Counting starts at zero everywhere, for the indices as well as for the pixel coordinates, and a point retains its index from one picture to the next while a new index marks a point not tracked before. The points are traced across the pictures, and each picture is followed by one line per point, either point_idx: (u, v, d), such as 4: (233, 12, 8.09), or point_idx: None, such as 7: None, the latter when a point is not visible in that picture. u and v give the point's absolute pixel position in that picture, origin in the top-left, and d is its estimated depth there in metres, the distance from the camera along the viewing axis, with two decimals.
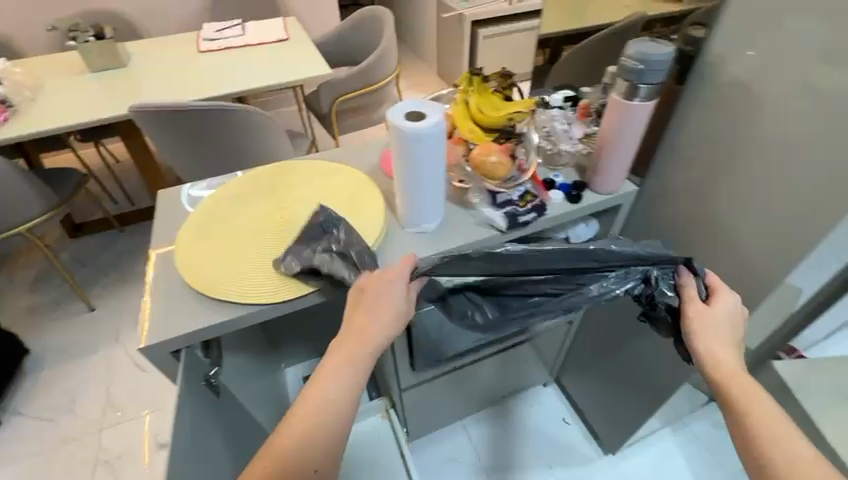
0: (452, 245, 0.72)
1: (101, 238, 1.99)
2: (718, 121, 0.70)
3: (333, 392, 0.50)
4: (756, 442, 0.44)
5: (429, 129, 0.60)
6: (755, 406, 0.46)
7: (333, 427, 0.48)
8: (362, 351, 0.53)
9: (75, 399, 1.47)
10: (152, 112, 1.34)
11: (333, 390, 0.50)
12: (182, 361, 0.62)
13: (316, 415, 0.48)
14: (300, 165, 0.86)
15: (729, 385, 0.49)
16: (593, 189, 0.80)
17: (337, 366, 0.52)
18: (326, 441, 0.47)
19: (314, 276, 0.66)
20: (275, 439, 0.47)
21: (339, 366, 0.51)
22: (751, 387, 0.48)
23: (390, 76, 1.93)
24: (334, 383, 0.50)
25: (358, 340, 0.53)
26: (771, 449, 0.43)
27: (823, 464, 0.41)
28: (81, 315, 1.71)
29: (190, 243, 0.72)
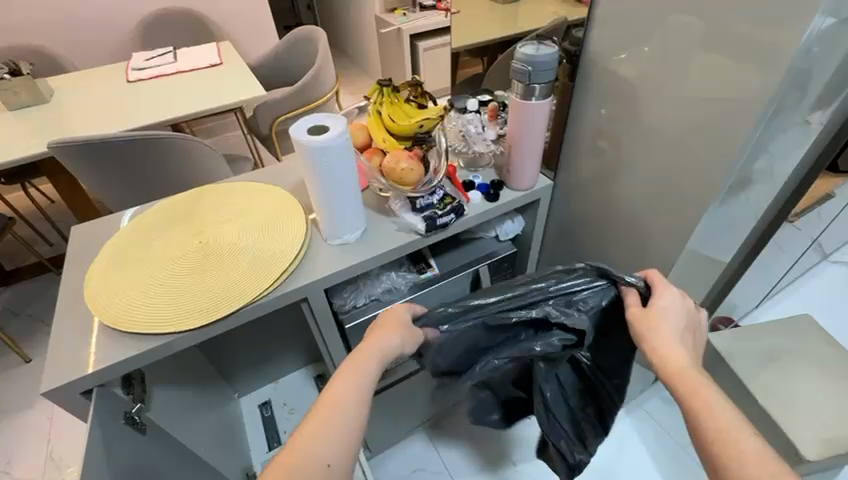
0: (372, 253, 0.73)
1: (35, 284, 1.87)
2: (612, 111, 0.77)
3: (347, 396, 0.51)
4: (708, 442, 0.44)
5: (332, 141, 0.61)
6: (700, 401, 0.46)
7: (345, 425, 0.49)
8: (370, 358, 0.55)
9: (11, 459, 1.36)
10: (75, 147, 1.29)
11: (346, 390, 0.51)
12: (94, 401, 0.60)
13: (322, 437, 0.47)
14: (219, 189, 0.85)
15: (680, 387, 0.49)
16: (510, 187, 0.84)
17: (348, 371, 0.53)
18: (339, 438, 0.48)
19: (229, 299, 0.65)
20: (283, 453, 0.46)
21: (358, 367, 0.54)
22: (697, 383, 0.48)
23: (329, 94, 1.95)
24: (345, 384, 0.51)
25: (365, 349, 0.56)
26: (718, 447, 0.43)
27: (763, 444, 0.42)
28: (15, 368, 1.59)
29: (101, 278, 0.69)
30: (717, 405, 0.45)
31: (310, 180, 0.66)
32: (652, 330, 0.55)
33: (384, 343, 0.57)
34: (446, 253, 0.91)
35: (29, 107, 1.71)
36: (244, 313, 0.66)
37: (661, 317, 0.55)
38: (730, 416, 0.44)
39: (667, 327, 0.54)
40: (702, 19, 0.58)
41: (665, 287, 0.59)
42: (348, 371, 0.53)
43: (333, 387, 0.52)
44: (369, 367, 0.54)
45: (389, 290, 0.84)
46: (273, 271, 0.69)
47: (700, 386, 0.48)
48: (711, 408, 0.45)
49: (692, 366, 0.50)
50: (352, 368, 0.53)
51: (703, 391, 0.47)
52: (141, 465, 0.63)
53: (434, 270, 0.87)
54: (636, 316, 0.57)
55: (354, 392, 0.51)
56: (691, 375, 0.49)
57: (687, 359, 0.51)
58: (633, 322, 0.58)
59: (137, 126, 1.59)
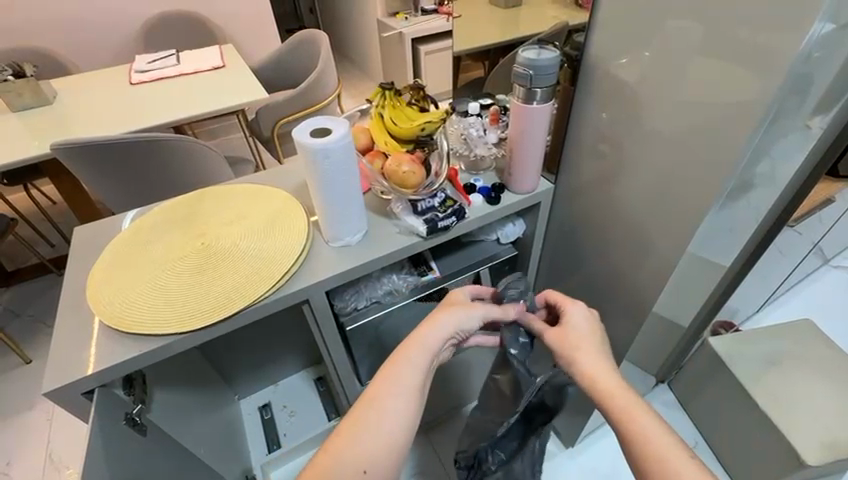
0: (374, 255, 0.73)
1: (35, 285, 1.87)
2: (613, 114, 0.78)
3: (408, 376, 0.56)
4: (646, 457, 0.46)
5: (335, 143, 0.62)
6: (635, 421, 0.49)
7: (395, 426, 0.52)
8: (423, 357, 0.58)
9: (10, 460, 1.36)
10: (78, 149, 1.30)
11: (400, 390, 0.54)
12: (96, 401, 0.60)
13: (371, 432, 0.51)
14: (220, 191, 0.85)
15: (611, 406, 0.51)
16: (511, 190, 0.84)
17: (408, 354, 0.58)
18: (385, 439, 0.51)
19: (232, 299, 0.66)
20: (333, 443, 0.51)
21: (419, 350, 0.58)
22: (628, 403, 0.50)
23: (331, 97, 1.95)
24: (401, 383, 0.55)
25: (419, 347, 0.58)
26: (657, 464, 0.45)
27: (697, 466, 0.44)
28: (15, 369, 1.59)
29: (103, 280, 0.70)
30: (644, 423, 0.48)
31: (313, 182, 0.67)
32: (574, 349, 0.58)
33: (445, 329, 0.61)
34: (447, 255, 0.91)
35: (32, 108, 1.72)
36: (245, 314, 0.66)
37: (574, 335, 0.60)
38: (662, 437, 0.47)
39: (584, 346, 0.58)
40: (702, 24, 0.59)
41: (569, 303, 0.65)
42: (407, 354, 0.58)
43: (395, 364, 0.57)
44: (429, 351, 0.58)
45: (390, 291, 0.84)
46: (274, 272, 0.69)
47: (632, 405, 0.50)
48: (644, 431, 0.48)
49: (622, 384, 0.53)
50: (413, 350, 0.58)
51: (634, 411, 0.49)
52: (141, 466, 0.63)
53: (435, 272, 0.87)
54: (555, 336, 0.61)
55: (413, 372, 0.56)
56: (613, 390, 0.52)
57: (614, 377, 0.54)
58: (554, 342, 0.61)
59: (140, 127, 1.59)
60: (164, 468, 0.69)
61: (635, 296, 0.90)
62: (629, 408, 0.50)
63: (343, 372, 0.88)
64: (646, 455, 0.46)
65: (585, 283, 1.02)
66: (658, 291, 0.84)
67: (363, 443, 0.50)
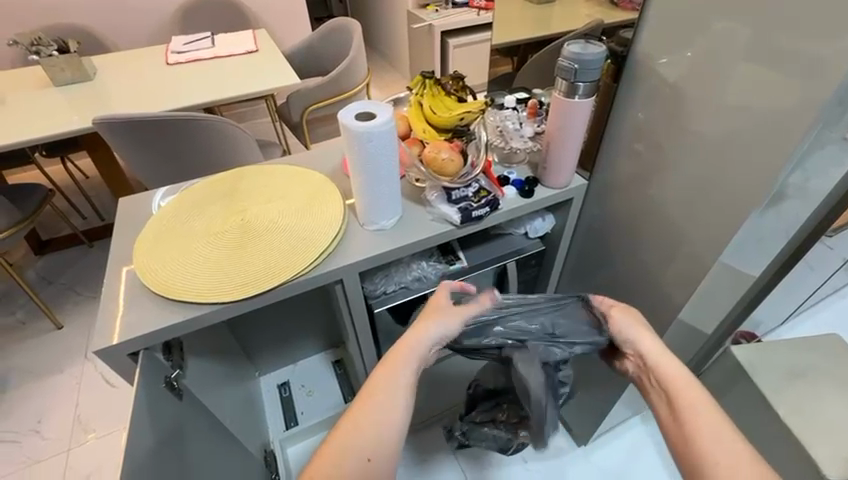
0: (408, 240, 0.74)
1: (68, 255, 1.94)
2: (654, 114, 0.77)
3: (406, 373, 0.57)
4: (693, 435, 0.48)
5: (379, 128, 0.63)
6: (687, 400, 0.51)
7: (388, 426, 0.52)
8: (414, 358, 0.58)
9: (41, 419, 1.42)
10: (118, 124, 1.34)
11: (392, 391, 0.54)
12: (141, 362, 0.63)
13: (367, 429, 0.51)
14: (258, 171, 0.87)
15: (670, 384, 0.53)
16: (545, 184, 0.84)
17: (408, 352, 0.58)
18: (379, 437, 0.51)
19: (271, 275, 0.68)
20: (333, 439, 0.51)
21: (420, 348, 0.59)
22: (685, 383, 0.52)
23: (360, 85, 1.97)
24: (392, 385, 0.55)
25: (410, 347, 0.58)
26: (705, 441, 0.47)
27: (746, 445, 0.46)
28: (47, 333, 1.66)
29: (149, 251, 0.72)
30: (700, 402, 0.50)
31: (354, 164, 0.68)
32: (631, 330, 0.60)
33: (435, 329, 0.61)
34: (475, 246, 0.92)
35: (73, 83, 1.77)
36: (282, 291, 0.68)
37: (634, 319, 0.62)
38: (713, 416, 0.49)
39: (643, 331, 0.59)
40: (749, 26, 0.58)
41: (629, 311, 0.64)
42: (398, 355, 0.58)
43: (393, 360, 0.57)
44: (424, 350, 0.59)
45: (417, 278, 0.85)
46: (310, 253, 0.71)
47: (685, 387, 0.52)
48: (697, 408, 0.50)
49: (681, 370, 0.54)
50: (410, 349, 0.58)
51: (689, 391, 0.51)
52: (177, 427, 0.66)
53: (463, 262, 0.88)
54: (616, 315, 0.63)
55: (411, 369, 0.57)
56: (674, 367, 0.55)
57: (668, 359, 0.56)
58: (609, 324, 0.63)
59: (175, 106, 1.63)
60: (197, 432, 0.73)
61: (662, 297, 0.90)
62: (684, 387, 0.52)
63: (367, 354, 0.90)
64: (694, 429, 0.48)
65: (611, 282, 1.02)
66: (687, 295, 0.83)
67: (369, 434, 0.51)
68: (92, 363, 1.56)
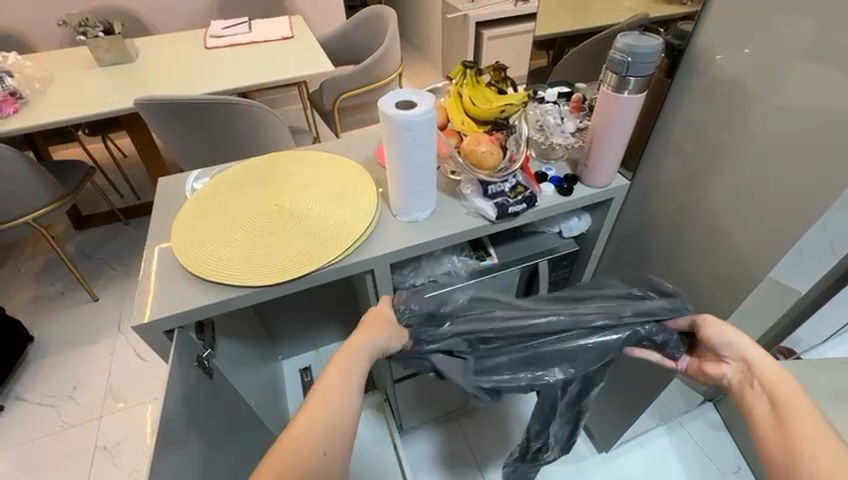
0: (440, 234, 0.73)
1: (105, 230, 2.02)
2: (708, 116, 0.72)
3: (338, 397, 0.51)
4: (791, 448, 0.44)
5: (420, 117, 0.61)
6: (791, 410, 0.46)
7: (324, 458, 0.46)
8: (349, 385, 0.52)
9: (76, 387, 1.49)
10: (157, 106, 1.37)
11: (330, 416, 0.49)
12: (175, 339, 0.64)
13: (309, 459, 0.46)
14: (295, 156, 0.88)
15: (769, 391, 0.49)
16: (585, 182, 0.81)
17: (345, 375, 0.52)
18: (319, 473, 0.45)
19: (305, 262, 0.67)
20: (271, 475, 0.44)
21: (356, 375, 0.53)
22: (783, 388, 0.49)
23: (392, 75, 1.96)
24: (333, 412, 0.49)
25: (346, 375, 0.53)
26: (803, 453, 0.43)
27: None
28: (84, 304, 1.73)
29: (188, 230, 0.73)
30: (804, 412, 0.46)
31: (391, 154, 0.67)
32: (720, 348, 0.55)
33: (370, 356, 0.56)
34: (506, 243, 0.90)
35: (116, 65, 1.82)
36: (313, 277, 0.68)
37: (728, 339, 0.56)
38: (817, 419, 0.45)
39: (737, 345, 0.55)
40: (819, 24, 0.54)
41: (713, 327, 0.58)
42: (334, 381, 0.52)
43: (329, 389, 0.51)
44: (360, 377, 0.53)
45: (446, 272, 0.84)
46: (341, 242, 0.70)
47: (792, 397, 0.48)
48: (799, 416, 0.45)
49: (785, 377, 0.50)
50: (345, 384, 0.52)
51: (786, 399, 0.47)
52: (206, 404, 0.67)
53: (493, 258, 0.86)
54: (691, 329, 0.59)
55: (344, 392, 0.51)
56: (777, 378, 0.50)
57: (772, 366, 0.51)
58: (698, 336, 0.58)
59: (212, 90, 1.66)
60: (225, 411, 0.74)
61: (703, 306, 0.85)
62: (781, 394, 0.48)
63: None
64: (792, 444, 0.44)
65: None
66: (731, 306, 0.79)
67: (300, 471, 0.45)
68: (125, 336, 1.62)
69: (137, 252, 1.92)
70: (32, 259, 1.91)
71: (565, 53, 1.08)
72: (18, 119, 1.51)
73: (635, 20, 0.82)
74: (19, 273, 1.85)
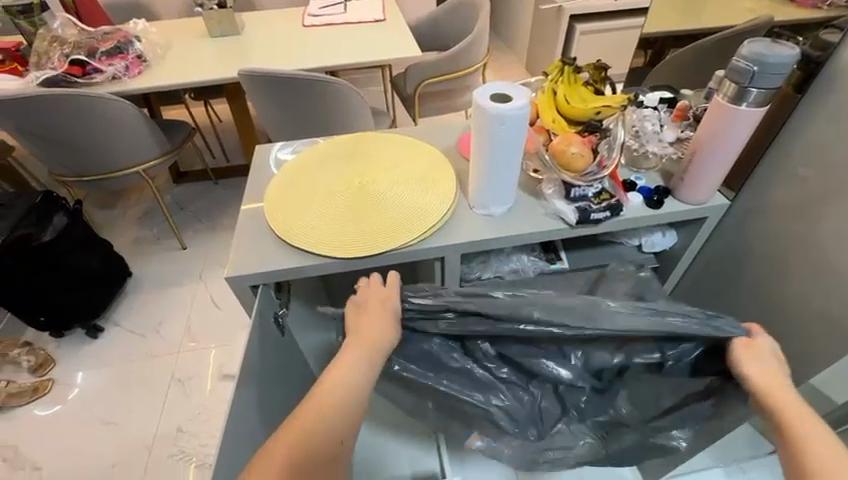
0: (514, 231, 0.72)
1: (198, 186, 2.23)
2: (840, 140, 0.64)
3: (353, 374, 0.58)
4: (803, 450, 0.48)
5: (514, 112, 0.61)
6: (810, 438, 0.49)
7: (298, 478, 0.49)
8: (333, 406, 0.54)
9: (161, 322, 1.68)
10: (257, 77, 1.47)
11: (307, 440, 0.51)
12: (259, 295, 0.70)
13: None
14: (380, 137, 0.91)
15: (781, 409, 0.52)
16: (678, 197, 0.76)
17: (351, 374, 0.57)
18: None
19: (381, 242, 0.70)
20: None
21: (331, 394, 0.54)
22: (800, 411, 0.51)
23: (477, 64, 1.94)
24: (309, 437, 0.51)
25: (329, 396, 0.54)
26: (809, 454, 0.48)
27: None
28: (175, 251, 1.94)
29: (276, 198, 0.79)
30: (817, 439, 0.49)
31: (478, 145, 0.67)
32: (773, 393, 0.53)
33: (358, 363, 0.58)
34: (579, 249, 0.88)
35: (224, 36, 1.98)
36: (386, 257, 0.70)
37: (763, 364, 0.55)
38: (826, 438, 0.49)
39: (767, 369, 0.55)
40: None
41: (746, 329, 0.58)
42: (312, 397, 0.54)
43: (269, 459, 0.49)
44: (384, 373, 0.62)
45: (514, 270, 0.83)
46: (416, 226, 0.72)
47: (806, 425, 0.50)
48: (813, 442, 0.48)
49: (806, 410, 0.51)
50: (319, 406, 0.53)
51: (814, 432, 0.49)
52: (277, 359, 0.73)
53: (563, 263, 0.85)
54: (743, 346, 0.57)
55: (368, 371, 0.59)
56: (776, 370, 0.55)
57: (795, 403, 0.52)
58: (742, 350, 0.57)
59: (305, 66, 1.75)
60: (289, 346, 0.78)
61: (799, 348, 0.76)
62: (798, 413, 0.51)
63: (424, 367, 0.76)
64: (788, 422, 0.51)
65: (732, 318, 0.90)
66: None
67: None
68: (205, 284, 1.80)
69: (223, 210, 2.10)
70: (137, 205, 2.16)
71: (668, 54, 0.99)
72: (140, 79, 1.69)
73: (764, 25, 0.73)
74: (126, 215, 2.11)
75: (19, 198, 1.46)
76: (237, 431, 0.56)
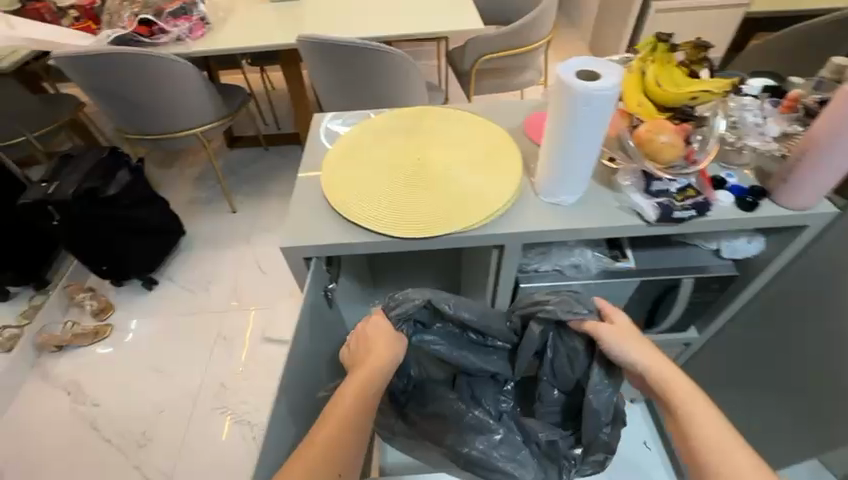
0: (582, 224, 0.66)
1: (250, 152, 2.27)
2: None
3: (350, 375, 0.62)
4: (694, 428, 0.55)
5: (602, 91, 0.54)
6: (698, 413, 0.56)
7: None
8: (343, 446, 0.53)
9: (210, 281, 1.75)
10: (315, 45, 1.45)
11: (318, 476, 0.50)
12: (311, 268, 0.68)
13: None
14: (441, 112, 0.86)
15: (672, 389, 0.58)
16: (776, 200, 0.67)
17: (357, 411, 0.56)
18: None
19: (440, 224, 0.67)
20: None
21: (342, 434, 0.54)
22: (689, 389, 0.58)
23: (541, 41, 1.82)
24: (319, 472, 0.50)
25: (338, 434, 0.53)
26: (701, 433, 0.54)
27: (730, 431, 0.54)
28: (225, 213, 2.00)
29: (333, 169, 0.77)
30: (706, 411, 0.56)
31: (555, 128, 0.61)
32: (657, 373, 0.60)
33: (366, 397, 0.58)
34: (648, 248, 0.81)
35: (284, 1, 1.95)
36: (443, 240, 0.67)
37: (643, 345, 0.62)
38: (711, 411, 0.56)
39: (640, 346, 0.62)
40: None
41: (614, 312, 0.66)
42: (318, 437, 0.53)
43: None
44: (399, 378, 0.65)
45: (574, 265, 0.77)
46: (477, 211, 0.68)
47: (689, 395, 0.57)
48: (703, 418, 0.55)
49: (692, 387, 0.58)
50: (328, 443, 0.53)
51: (698, 404, 0.57)
52: (324, 333, 0.73)
53: (629, 262, 0.78)
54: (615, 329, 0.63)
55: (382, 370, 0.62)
56: (638, 337, 0.63)
57: (679, 378, 0.59)
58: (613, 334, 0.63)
59: (363, 35, 1.70)
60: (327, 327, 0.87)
61: None
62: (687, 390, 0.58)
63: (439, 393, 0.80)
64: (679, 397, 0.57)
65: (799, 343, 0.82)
66: None
67: None
68: (252, 248, 1.85)
69: (272, 177, 2.14)
70: (193, 166, 2.24)
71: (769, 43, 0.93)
72: (202, 42, 1.71)
73: None
74: (182, 176, 2.19)
75: (87, 153, 1.54)
76: (284, 406, 0.55)
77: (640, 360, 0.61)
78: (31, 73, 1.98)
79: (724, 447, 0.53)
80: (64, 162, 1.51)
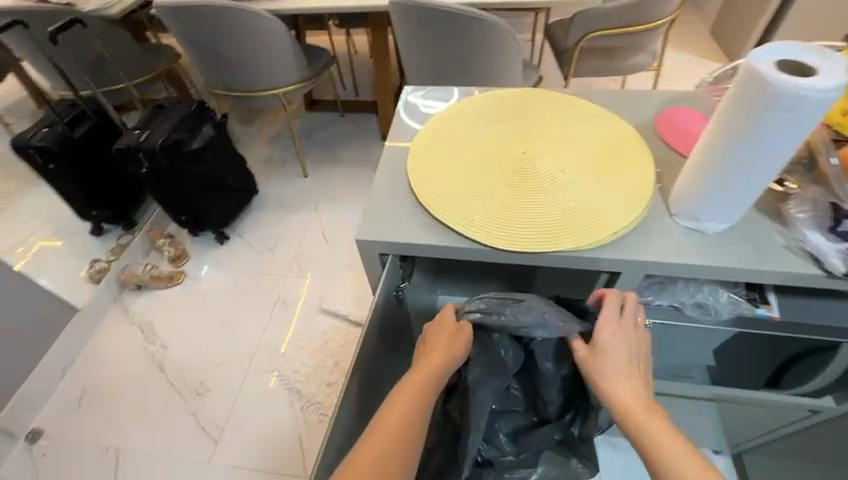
0: (730, 262, 0.53)
1: (326, 117, 2.25)
2: None
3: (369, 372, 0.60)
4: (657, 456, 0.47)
5: (816, 95, 0.40)
6: (652, 435, 0.48)
7: None
8: None
9: (276, 243, 1.77)
10: (409, 8, 1.33)
11: None
12: (386, 266, 0.60)
13: None
14: (552, 98, 0.74)
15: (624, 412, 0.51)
16: None
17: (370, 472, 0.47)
18: None
19: (543, 237, 0.56)
20: None
21: None
22: (645, 409, 0.51)
23: (663, 20, 1.57)
24: None
25: None
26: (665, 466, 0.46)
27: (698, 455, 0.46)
28: (296, 177, 2.00)
29: (421, 152, 0.68)
30: (663, 433, 0.48)
31: (721, 139, 0.47)
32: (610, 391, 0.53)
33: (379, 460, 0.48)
34: (800, 295, 0.64)
35: None
36: (544, 258, 0.56)
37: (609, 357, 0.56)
38: (674, 432, 0.49)
39: (602, 369, 0.55)
40: None
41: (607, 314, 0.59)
42: None
43: None
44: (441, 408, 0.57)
45: (699, 305, 0.65)
46: (591, 229, 0.56)
47: (650, 421, 0.50)
48: (662, 442, 0.48)
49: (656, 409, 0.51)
50: None
51: (652, 425, 0.49)
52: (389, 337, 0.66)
53: (772, 310, 0.62)
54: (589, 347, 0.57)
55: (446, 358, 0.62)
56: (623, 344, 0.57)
57: (638, 398, 0.52)
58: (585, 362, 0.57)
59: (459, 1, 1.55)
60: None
61: None
62: (642, 413, 0.50)
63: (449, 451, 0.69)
64: (639, 427, 0.49)
65: None
66: None
67: None
68: (318, 215, 1.84)
69: (345, 145, 2.10)
70: (271, 125, 2.26)
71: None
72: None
73: None
74: (260, 134, 2.22)
75: (179, 105, 1.59)
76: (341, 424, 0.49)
77: (604, 378, 0.55)
78: (136, 21, 2.06)
79: (688, 465, 0.45)
80: (156, 112, 1.56)
